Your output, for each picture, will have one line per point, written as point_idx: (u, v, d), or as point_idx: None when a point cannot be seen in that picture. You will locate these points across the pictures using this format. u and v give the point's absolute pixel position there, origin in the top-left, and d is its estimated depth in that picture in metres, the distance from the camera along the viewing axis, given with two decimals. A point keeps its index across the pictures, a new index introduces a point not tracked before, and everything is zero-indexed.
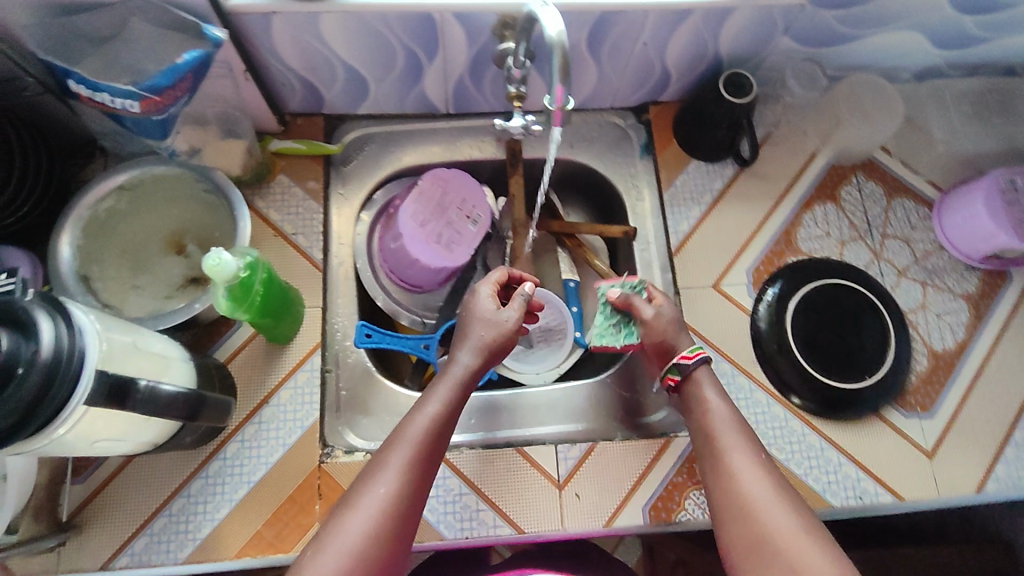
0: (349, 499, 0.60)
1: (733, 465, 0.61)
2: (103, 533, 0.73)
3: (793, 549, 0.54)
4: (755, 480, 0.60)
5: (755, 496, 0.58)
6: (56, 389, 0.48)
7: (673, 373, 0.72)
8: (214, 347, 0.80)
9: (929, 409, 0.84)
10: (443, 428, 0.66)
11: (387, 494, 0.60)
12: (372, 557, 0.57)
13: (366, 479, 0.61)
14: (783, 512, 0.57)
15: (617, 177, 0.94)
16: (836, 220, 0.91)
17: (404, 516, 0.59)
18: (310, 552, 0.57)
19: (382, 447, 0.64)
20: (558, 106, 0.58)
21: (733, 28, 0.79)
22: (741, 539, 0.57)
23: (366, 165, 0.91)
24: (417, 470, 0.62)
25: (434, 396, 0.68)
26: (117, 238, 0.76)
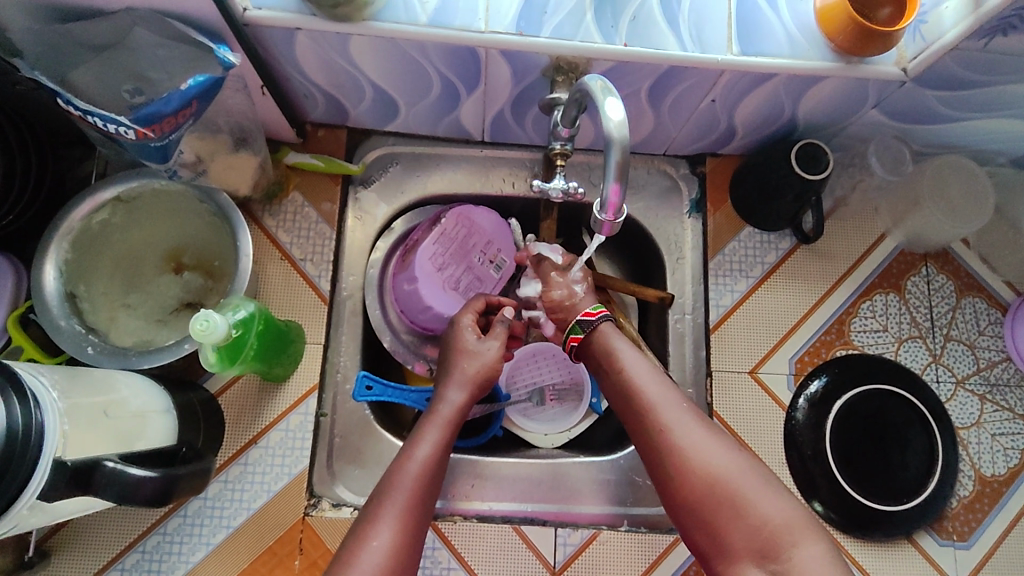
0: (344, 555, 0.55)
1: (664, 419, 0.61)
2: (70, 564, 0.69)
3: (741, 493, 0.56)
4: (688, 425, 0.61)
5: (694, 453, 0.59)
6: (7, 482, 0.42)
7: (576, 332, 0.71)
8: (204, 376, 0.74)
9: (967, 539, 0.77)
10: (434, 469, 0.64)
11: (384, 545, 0.56)
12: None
13: (359, 533, 0.57)
14: (721, 450, 0.59)
15: (661, 233, 0.85)
16: (897, 313, 0.82)
17: (404, 560, 0.56)
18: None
19: (372, 500, 0.60)
20: (608, 215, 0.50)
21: (817, 96, 0.69)
22: (689, 497, 0.58)
23: (388, 188, 0.83)
24: (411, 518, 0.59)
25: (423, 435, 0.66)
26: (111, 252, 0.70)
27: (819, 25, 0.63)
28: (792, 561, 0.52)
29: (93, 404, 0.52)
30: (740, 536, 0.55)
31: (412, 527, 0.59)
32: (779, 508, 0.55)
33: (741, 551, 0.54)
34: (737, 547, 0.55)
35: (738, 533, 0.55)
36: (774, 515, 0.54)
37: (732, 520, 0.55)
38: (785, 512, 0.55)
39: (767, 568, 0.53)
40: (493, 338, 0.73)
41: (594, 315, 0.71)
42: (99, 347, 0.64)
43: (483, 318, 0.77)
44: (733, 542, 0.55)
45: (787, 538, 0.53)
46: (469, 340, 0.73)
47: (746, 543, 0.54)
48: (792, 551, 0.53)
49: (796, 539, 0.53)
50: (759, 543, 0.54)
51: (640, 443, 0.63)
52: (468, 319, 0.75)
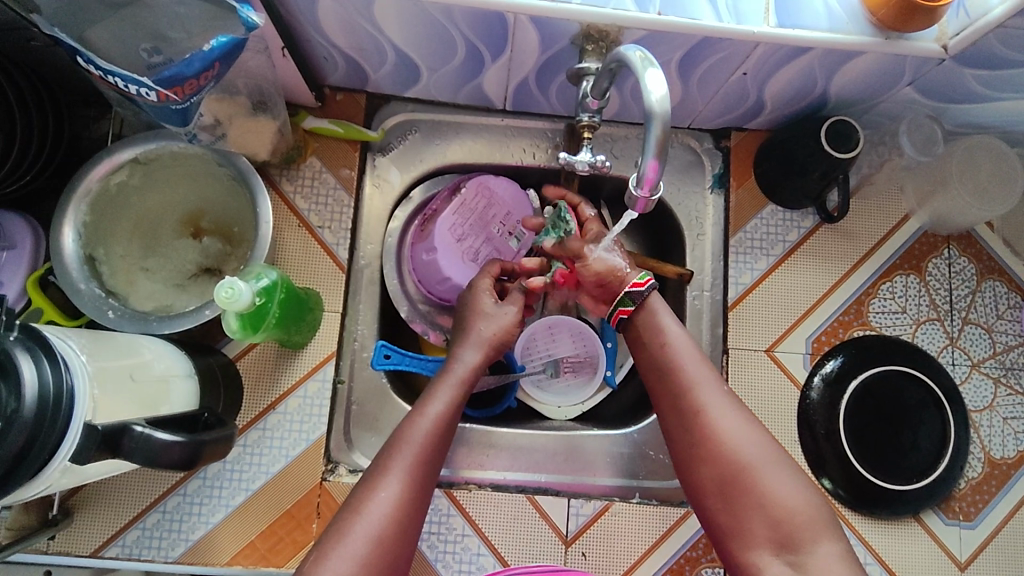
0: (354, 503, 0.57)
1: (701, 402, 0.61)
2: (93, 522, 0.70)
3: (766, 483, 0.57)
4: (725, 410, 0.61)
5: (727, 438, 0.59)
6: (40, 446, 0.43)
7: (626, 305, 0.69)
8: (222, 342, 0.74)
9: (973, 519, 0.78)
10: (445, 428, 0.64)
11: (391, 498, 0.57)
12: (383, 559, 0.55)
13: (369, 482, 0.59)
14: (757, 441, 0.59)
15: (682, 208, 0.84)
16: (917, 295, 0.82)
17: (410, 513, 0.58)
18: (317, 557, 0.54)
19: (384, 451, 0.61)
20: (643, 192, 0.49)
21: (853, 72, 0.68)
22: (716, 480, 0.59)
23: (406, 155, 0.82)
24: (419, 474, 0.60)
25: (438, 394, 0.66)
26: (130, 213, 0.69)
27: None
28: (805, 554, 0.53)
29: (119, 368, 0.52)
30: (759, 523, 0.56)
31: (422, 487, 0.60)
32: (804, 502, 0.56)
33: (759, 537, 0.56)
34: (754, 533, 0.56)
35: (760, 520, 0.56)
36: (796, 507, 0.55)
37: (754, 507, 0.56)
38: (807, 506, 0.56)
39: (784, 558, 0.54)
40: (512, 303, 0.73)
41: (642, 285, 0.69)
42: (120, 311, 0.63)
43: (498, 283, 0.77)
44: (751, 527, 0.56)
45: (807, 533, 0.54)
46: (487, 303, 0.73)
47: (765, 530, 0.55)
48: (812, 544, 0.54)
49: (814, 533, 0.54)
50: (779, 532, 0.55)
51: (670, 422, 0.64)
52: (486, 284, 0.75)
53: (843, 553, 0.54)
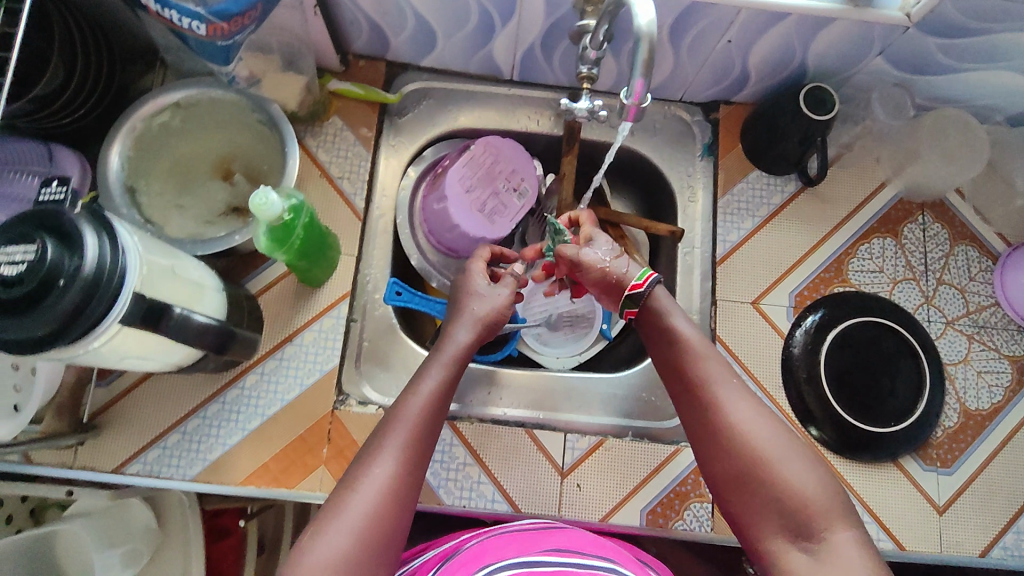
0: (347, 482, 0.55)
1: (716, 395, 0.61)
2: (116, 441, 0.74)
3: (780, 475, 0.55)
4: (743, 405, 0.60)
5: (743, 428, 0.58)
6: (94, 305, 0.47)
7: (630, 307, 0.69)
8: (246, 279, 0.79)
9: (950, 466, 0.82)
10: (438, 403, 0.62)
11: (386, 472, 0.55)
12: (377, 533, 0.52)
13: (363, 461, 0.56)
14: (774, 435, 0.57)
15: (673, 173, 0.90)
16: (893, 256, 0.88)
17: (407, 486, 0.55)
18: (311, 534, 0.51)
19: (376, 432, 0.59)
20: (634, 101, 0.55)
21: (827, 40, 0.76)
22: (731, 471, 0.57)
23: (421, 119, 0.89)
24: (417, 448, 0.58)
25: (431, 371, 0.64)
26: (169, 153, 0.76)
27: None
28: (825, 542, 0.52)
29: (164, 264, 0.57)
30: (773, 514, 0.54)
31: (417, 462, 0.58)
32: (824, 491, 0.54)
33: (774, 525, 0.54)
34: (769, 524, 0.55)
35: (774, 511, 0.54)
36: (815, 498, 0.53)
37: (765, 500, 0.55)
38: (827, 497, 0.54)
39: (800, 546, 0.53)
40: (504, 285, 0.74)
41: (642, 284, 0.68)
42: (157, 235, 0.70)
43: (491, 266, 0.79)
44: (766, 517, 0.55)
45: (822, 520, 0.53)
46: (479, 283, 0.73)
47: (781, 520, 0.54)
48: (827, 532, 0.52)
49: (829, 520, 0.52)
50: (794, 521, 0.53)
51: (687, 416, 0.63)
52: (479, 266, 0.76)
53: (855, 539, 0.51)
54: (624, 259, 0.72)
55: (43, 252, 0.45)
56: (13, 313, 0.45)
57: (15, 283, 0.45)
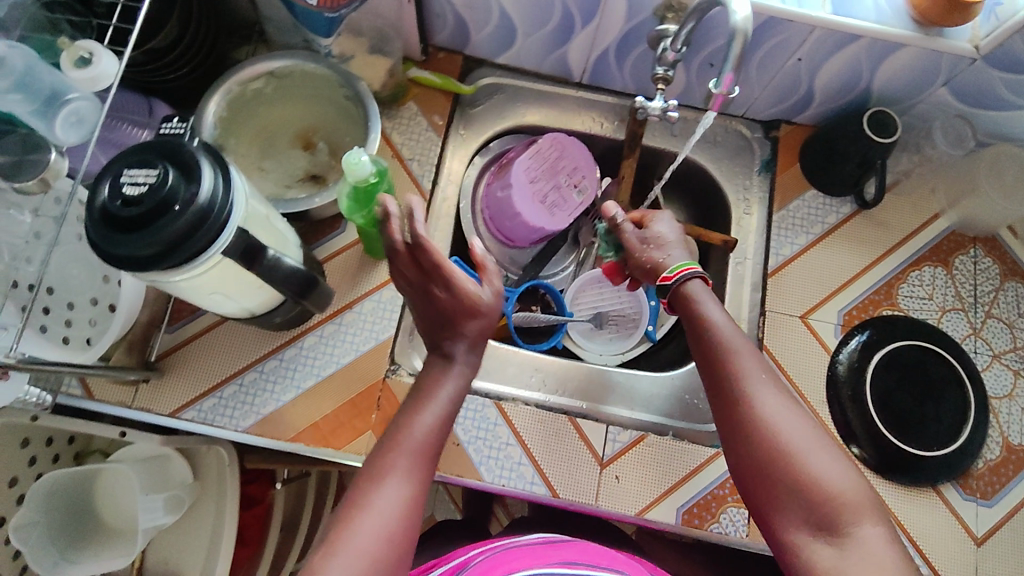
0: (352, 502, 0.52)
1: (746, 385, 0.59)
2: (175, 385, 0.77)
3: (810, 465, 0.54)
4: (772, 396, 0.58)
5: (774, 421, 0.57)
6: (202, 232, 0.50)
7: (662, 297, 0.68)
8: (315, 244, 0.83)
9: (989, 498, 0.81)
10: (444, 424, 0.58)
11: (398, 497, 0.52)
12: (388, 561, 0.50)
13: (368, 481, 0.53)
14: (799, 428, 0.56)
15: (730, 185, 0.92)
16: (943, 286, 0.88)
17: (416, 515, 0.53)
18: (322, 553, 0.49)
19: (381, 446, 0.56)
20: (721, 92, 0.61)
21: (894, 66, 0.79)
22: (754, 461, 0.56)
23: (491, 112, 0.93)
24: (424, 472, 0.55)
25: (440, 393, 0.59)
26: (260, 116, 0.81)
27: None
28: (851, 538, 0.52)
29: (260, 212, 0.60)
30: (798, 506, 0.54)
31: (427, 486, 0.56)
32: (850, 486, 0.53)
33: (798, 518, 0.54)
34: (793, 516, 0.54)
35: (798, 503, 0.54)
36: (844, 490, 0.53)
37: (789, 491, 0.54)
38: (851, 490, 0.53)
39: (824, 540, 0.53)
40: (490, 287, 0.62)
41: (671, 277, 0.67)
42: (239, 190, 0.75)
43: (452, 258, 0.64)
44: (790, 509, 0.54)
45: (847, 517, 0.53)
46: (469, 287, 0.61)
47: (805, 513, 0.54)
48: (852, 528, 0.52)
49: (857, 514, 0.53)
50: (819, 514, 0.53)
51: (714, 400, 0.61)
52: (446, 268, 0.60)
53: (885, 535, 0.52)
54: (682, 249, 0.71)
55: (163, 175, 0.49)
56: (128, 229, 0.49)
57: (136, 202, 0.48)
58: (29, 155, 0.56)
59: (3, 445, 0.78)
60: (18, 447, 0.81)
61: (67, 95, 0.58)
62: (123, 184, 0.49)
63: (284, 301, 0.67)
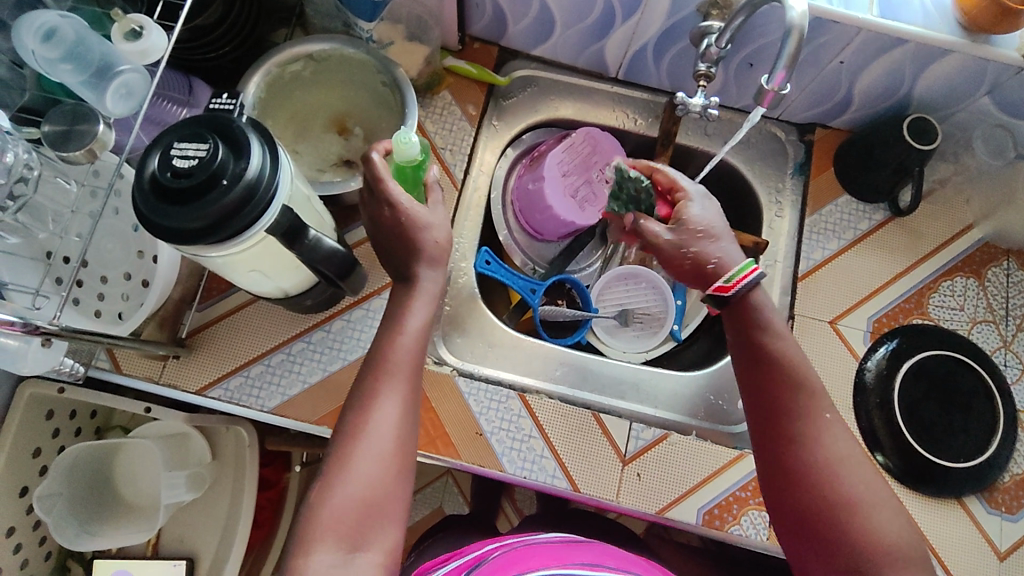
0: (349, 430, 0.56)
1: (812, 423, 0.61)
2: (203, 362, 0.77)
3: (863, 512, 0.57)
4: (833, 439, 0.60)
5: (835, 463, 0.59)
6: (250, 209, 0.50)
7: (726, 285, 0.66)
8: (345, 230, 0.83)
9: (1014, 512, 0.80)
10: (424, 342, 0.61)
11: (391, 420, 0.56)
12: (386, 487, 0.55)
13: (361, 409, 0.57)
14: (858, 473, 0.59)
15: (763, 187, 0.92)
16: (975, 297, 0.88)
17: (408, 434, 0.57)
18: (323, 486, 0.54)
19: (369, 374, 0.58)
20: (772, 89, 0.62)
21: (938, 72, 0.78)
22: (809, 499, 0.59)
23: (524, 104, 0.92)
24: (413, 394, 0.59)
25: (414, 311, 0.61)
26: (295, 100, 0.80)
27: (957, 5, 0.72)
28: None
29: (302, 191, 0.60)
30: (845, 547, 0.57)
31: (416, 403, 0.59)
32: (897, 534, 0.57)
33: (842, 557, 0.57)
34: (836, 554, 0.57)
35: (845, 545, 0.57)
36: (889, 536, 0.57)
37: (840, 532, 0.57)
38: (896, 536, 0.57)
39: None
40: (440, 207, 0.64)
41: (738, 280, 0.65)
42: None
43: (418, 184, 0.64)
44: (835, 548, 0.57)
45: (891, 563, 0.56)
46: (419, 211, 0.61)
47: (850, 553, 0.57)
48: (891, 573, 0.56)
49: (904, 563, 0.56)
50: (861, 556, 0.56)
51: (764, 429, 0.63)
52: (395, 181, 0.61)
53: None
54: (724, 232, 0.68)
55: (214, 150, 0.49)
56: (176, 202, 0.49)
57: (186, 175, 0.49)
58: (77, 125, 0.56)
59: (28, 416, 0.78)
60: (43, 418, 0.81)
61: (118, 67, 0.59)
62: (173, 157, 0.49)
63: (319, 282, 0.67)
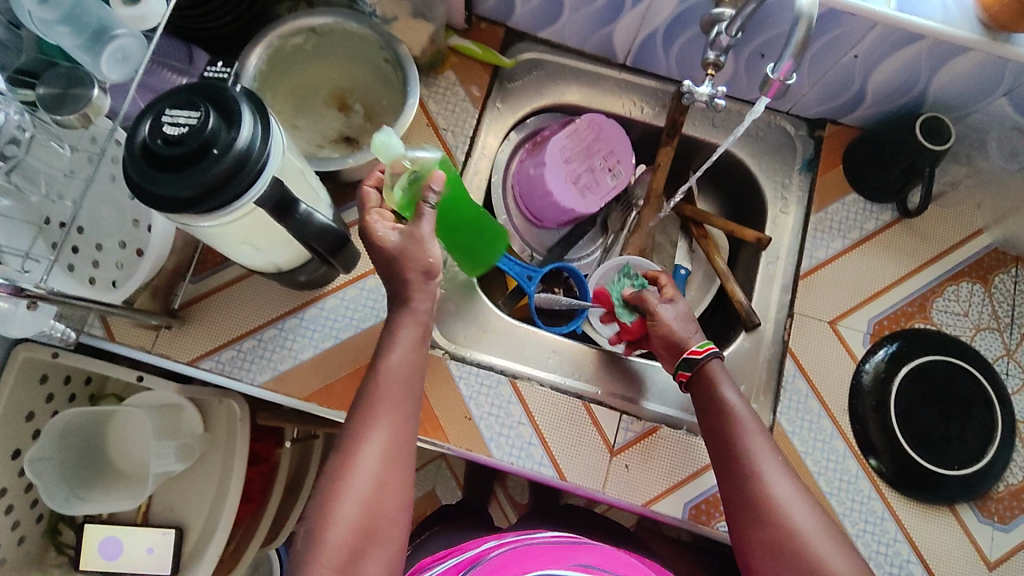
0: (338, 466, 0.55)
1: (759, 466, 0.61)
2: (195, 334, 0.77)
3: (817, 551, 0.56)
4: (782, 480, 0.60)
5: (783, 503, 0.59)
6: (239, 179, 0.49)
7: (684, 369, 0.71)
8: (342, 207, 0.82)
9: (1006, 523, 0.79)
10: (414, 374, 0.60)
11: (377, 454, 0.56)
12: (376, 521, 0.55)
13: (350, 444, 0.56)
14: (810, 514, 0.58)
15: (769, 182, 0.90)
16: (980, 303, 0.86)
17: (398, 468, 0.57)
18: (313, 528, 0.54)
19: (361, 398, 0.59)
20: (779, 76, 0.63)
21: (955, 71, 0.76)
22: (765, 542, 0.58)
23: (529, 88, 0.91)
24: (401, 429, 0.58)
25: (400, 338, 0.61)
26: (295, 74, 0.80)
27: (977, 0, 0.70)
28: None
29: (296, 164, 0.60)
30: None
31: (407, 437, 0.58)
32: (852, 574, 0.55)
33: None
34: None
35: None
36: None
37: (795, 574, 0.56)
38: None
39: None
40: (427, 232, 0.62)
41: (701, 353, 0.70)
42: None
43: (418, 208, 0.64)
44: None
45: None
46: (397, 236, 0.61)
47: None
48: None
49: None
50: None
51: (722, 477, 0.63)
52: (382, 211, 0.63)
53: None
54: (690, 329, 0.74)
55: (205, 118, 0.48)
56: (165, 170, 0.48)
57: (176, 143, 0.48)
58: (71, 88, 0.55)
59: (20, 380, 0.79)
60: (37, 382, 0.81)
61: (115, 31, 0.58)
62: (164, 124, 0.48)
63: (312, 258, 0.67)
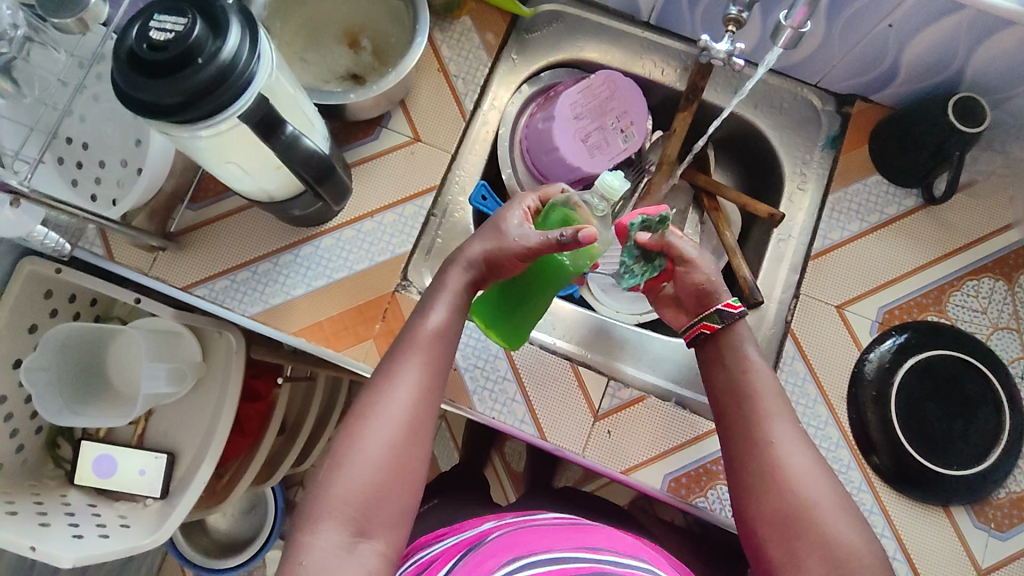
0: (362, 408, 0.56)
1: (774, 433, 0.60)
2: (189, 260, 0.77)
3: (830, 523, 0.56)
4: (797, 450, 0.59)
5: (796, 472, 0.58)
6: (221, 91, 0.48)
7: (712, 321, 0.65)
8: (346, 147, 0.81)
9: (1004, 530, 0.76)
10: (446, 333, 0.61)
11: (403, 399, 0.57)
12: (396, 464, 0.54)
13: (377, 386, 0.57)
14: (825, 484, 0.57)
15: (788, 157, 0.86)
16: (1001, 301, 0.81)
17: (421, 414, 0.57)
18: (329, 464, 0.54)
19: (394, 348, 0.60)
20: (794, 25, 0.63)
21: (996, 48, 0.71)
22: (776, 512, 0.57)
23: (547, 40, 0.88)
24: (426, 374, 0.59)
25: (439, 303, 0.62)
26: (308, 7, 0.79)
27: None
28: None
29: (286, 87, 0.59)
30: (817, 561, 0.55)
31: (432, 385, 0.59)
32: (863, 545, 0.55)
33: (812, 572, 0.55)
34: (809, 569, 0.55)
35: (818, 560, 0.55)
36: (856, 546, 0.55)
37: (808, 546, 0.55)
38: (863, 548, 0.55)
39: None
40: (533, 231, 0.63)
41: (736, 308, 0.65)
42: None
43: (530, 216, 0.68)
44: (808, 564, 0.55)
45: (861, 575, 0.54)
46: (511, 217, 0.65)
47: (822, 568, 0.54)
48: None
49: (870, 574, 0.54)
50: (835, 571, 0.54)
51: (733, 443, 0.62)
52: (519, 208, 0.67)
53: None
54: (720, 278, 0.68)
55: (191, 25, 0.47)
56: (151, 77, 0.48)
57: (161, 49, 0.47)
58: None
59: (24, 293, 0.81)
60: (41, 296, 0.83)
61: None
62: (151, 28, 0.48)
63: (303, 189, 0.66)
